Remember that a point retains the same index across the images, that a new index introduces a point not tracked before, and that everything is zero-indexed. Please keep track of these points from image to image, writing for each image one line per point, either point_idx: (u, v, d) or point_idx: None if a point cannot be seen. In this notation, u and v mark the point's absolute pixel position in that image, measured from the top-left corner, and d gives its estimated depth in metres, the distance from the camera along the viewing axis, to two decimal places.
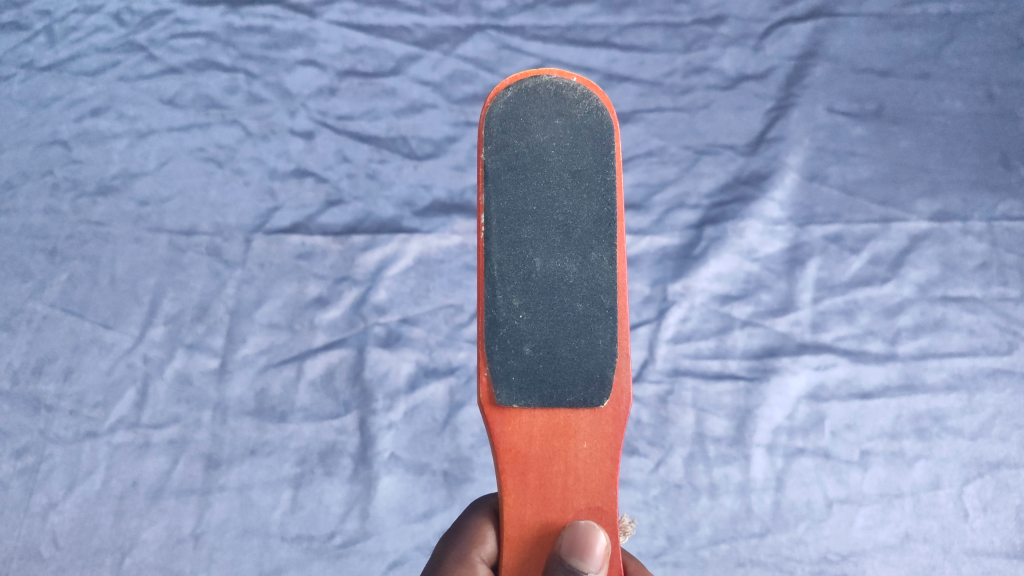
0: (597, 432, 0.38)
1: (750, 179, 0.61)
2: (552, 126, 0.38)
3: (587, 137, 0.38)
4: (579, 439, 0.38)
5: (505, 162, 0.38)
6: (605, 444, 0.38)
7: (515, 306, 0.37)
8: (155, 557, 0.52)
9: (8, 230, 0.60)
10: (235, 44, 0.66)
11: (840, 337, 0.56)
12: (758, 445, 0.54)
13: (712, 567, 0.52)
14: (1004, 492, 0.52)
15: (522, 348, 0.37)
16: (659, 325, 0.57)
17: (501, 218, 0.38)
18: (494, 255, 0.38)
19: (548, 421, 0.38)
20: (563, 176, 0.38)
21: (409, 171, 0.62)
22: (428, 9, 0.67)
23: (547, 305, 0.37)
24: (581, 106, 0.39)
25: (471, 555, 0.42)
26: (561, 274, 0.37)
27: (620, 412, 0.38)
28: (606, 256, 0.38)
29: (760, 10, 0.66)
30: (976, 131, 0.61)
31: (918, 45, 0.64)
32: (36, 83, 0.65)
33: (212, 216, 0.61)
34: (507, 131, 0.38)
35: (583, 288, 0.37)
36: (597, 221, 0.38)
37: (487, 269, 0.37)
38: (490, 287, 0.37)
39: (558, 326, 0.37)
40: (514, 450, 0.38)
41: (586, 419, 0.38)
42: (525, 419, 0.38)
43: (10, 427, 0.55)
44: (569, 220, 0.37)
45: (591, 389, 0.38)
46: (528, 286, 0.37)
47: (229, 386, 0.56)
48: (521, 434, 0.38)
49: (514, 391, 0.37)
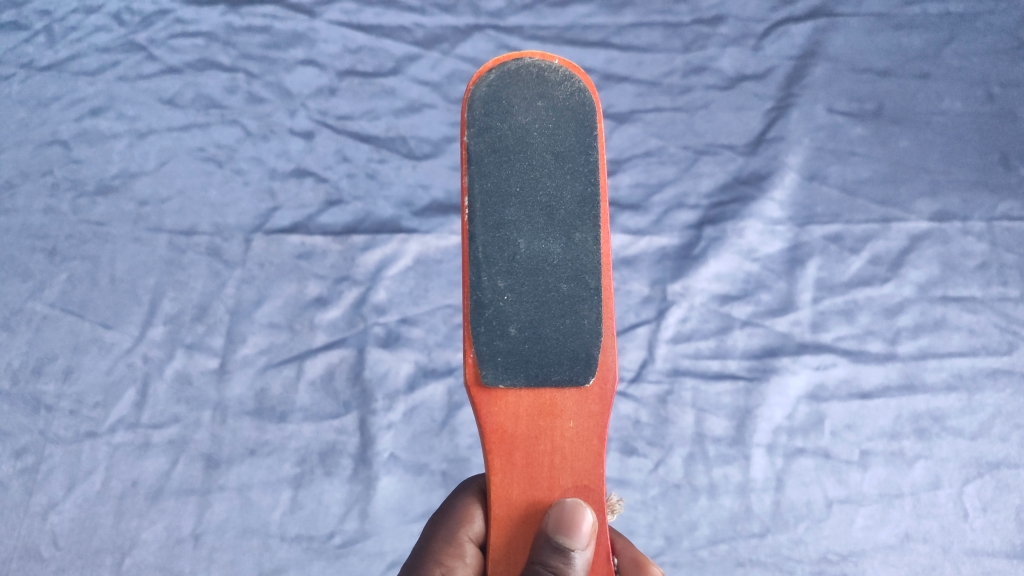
0: (583, 411, 0.38)
1: (749, 179, 0.61)
2: (535, 108, 0.38)
3: (570, 118, 0.38)
4: (565, 418, 0.38)
5: (488, 144, 0.38)
6: (591, 423, 0.38)
7: (500, 287, 0.37)
8: (155, 557, 0.52)
9: (8, 230, 0.60)
10: (235, 44, 0.66)
11: (840, 337, 0.56)
12: (758, 445, 0.54)
13: (712, 567, 0.52)
14: (1005, 492, 0.52)
15: (508, 329, 0.37)
16: (658, 325, 0.57)
17: (484, 200, 0.37)
18: (478, 237, 0.37)
19: (534, 401, 0.38)
20: (546, 157, 0.38)
21: (409, 171, 0.62)
22: (427, 9, 0.67)
23: (532, 286, 0.37)
24: (564, 88, 0.39)
25: (459, 535, 0.43)
26: (546, 255, 0.37)
27: (606, 391, 0.38)
28: (591, 237, 0.38)
29: (760, 9, 0.66)
30: (976, 131, 0.61)
31: (918, 45, 0.64)
32: (36, 83, 0.65)
33: (212, 216, 0.61)
34: (490, 114, 0.38)
35: (568, 268, 0.37)
36: (580, 202, 0.38)
37: (472, 251, 0.37)
38: (475, 270, 0.37)
39: (544, 306, 0.37)
40: (500, 431, 0.38)
41: (572, 399, 0.38)
42: (511, 400, 0.38)
43: (10, 427, 0.55)
44: (553, 202, 0.37)
45: (578, 368, 0.38)
46: (513, 268, 0.37)
47: (229, 386, 0.56)
48: (507, 414, 0.38)
49: (500, 371, 0.37)
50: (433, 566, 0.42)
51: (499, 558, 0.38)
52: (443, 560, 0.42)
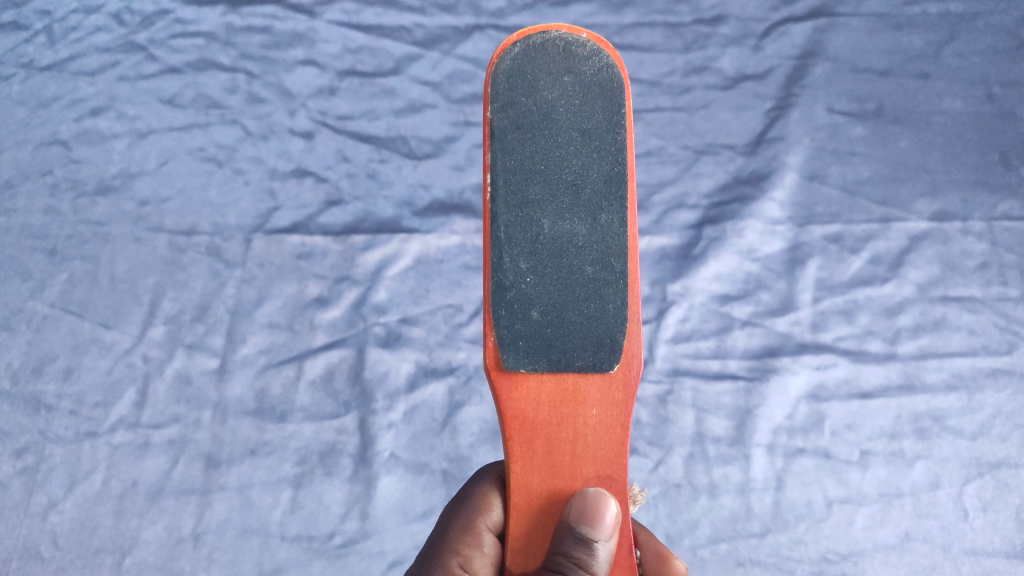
0: (607, 398, 0.38)
1: (750, 179, 0.61)
2: (561, 83, 0.38)
3: (598, 94, 0.38)
4: (588, 405, 0.38)
5: (512, 120, 0.38)
6: (615, 411, 0.38)
7: (522, 269, 0.37)
8: (155, 557, 0.52)
9: (8, 230, 0.60)
10: (235, 44, 0.66)
11: (840, 337, 0.56)
12: (758, 445, 0.54)
13: (712, 567, 0.51)
14: (1004, 492, 0.51)
15: (530, 313, 0.37)
16: (659, 325, 0.57)
17: (508, 178, 0.37)
18: (501, 217, 0.37)
19: (556, 387, 0.38)
20: (572, 135, 0.37)
21: (409, 171, 0.62)
22: (427, 9, 0.67)
23: (556, 268, 0.37)
24: (592, 63, 0.38)
25: (477, 524, 0.42)
26: (571, 236, 0.37)
27: (630, 378, 0.38)
28: (617, 218, 0.38)
29: (759, 9, 0.66)
30: (976, 131, 0.61)
31: (918, 45, 0.64)
32: (36, 83, 0.65)
33: (213, 215, 0.61)
34: (514, 88, 0.38)
35: (593, 250, 0.37)
36: (607, 182, 0.38)
37: (494, 232, 0.37)
38: (496, 250, 0.37)
39: (568, 290, 0.37)
40: (520, 417, 0.38)
41: (595, 385, 0.38)
42: (533, 385, 0.38)
43: (10, 427, 0.55)
44: (579, 181, 0.37)
45: (601, 354, 0.38)
46: (536, 249, 0.37)
47: (229, 386, 0.56)
48: (529, 400, 0.38)
49: (522, 355, 0.37)
50: (450, 556, 0.42)
51: (518, 548, 0.38)
52: (460, 548, 0.42)
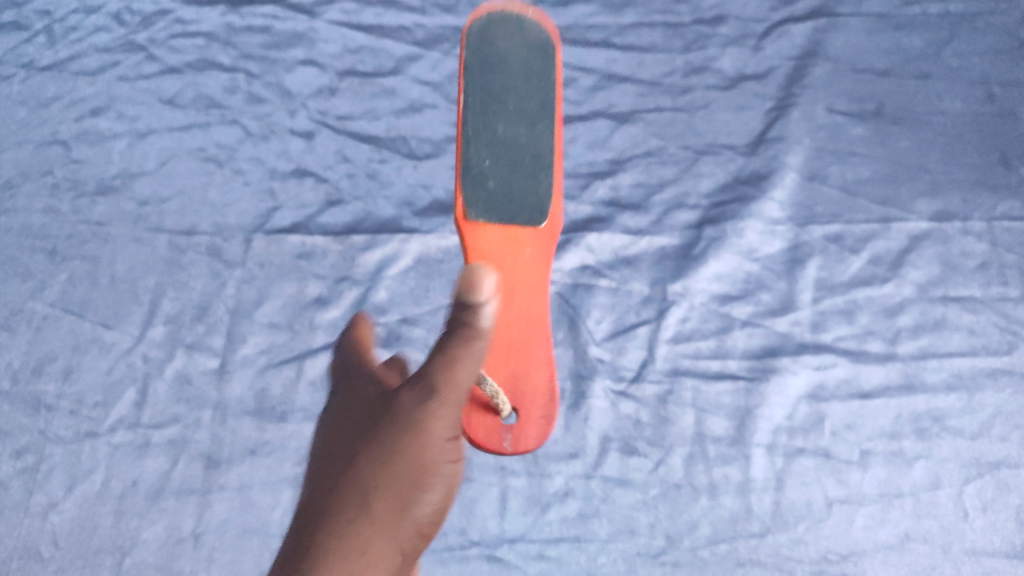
0: (540, 240, 0.47)
1: (750, 179, 0.61)
2: (513, 41, 0.50)
3: (536, 51, 0.50)
4: (524, 245, 0.47)
5: (478, 64, 0.49)
6: (545, 246, 0.48)
7: (483, 157, 0.47)
8: (155, 557, 0.52)
9: (8, 230, 0.60)
10: (235, 44, 0.67)
11: (840, 337, 0.56)
12: (758, 445, 0.53)
13: (712, 567, 0.50)
14: (1004, 491, 0.51)
15: (487, 182, 0.46)
16: (659, 325, 0.57)
17: (477, 100, 0.48)
18: (470, 120, 0.47)
19: (503, 235, 0.46)
20: (519, 77, 0.49)
21: (409, 171, 0.62)
22: (427, 8, 0.68)
23: (509, 161, 0.47)
24: (533, 31, 0.50)
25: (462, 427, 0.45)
26: (516, 139, 0.47)
27: (554, 232, 0.48)
28: (549, 131, 0.49)
29: (760, 10, 0.67)
30: (976, 132, 0.61)
31: (918, 46, 0.65)
32: (36, 83, 0.66)
33: (213, 215, 0.61)
34: (480, 47, 0.49)
35: (532, 149, 0.48)
36: (543, 107, 0.49)
37: (463, 128, 0.47)
38: (466, 144, 0.47)
39: (514, 170, 0.47)
40: (476, 251, 0.46)
41: (530, 233, 0.47)
42: (488, 233, 0.46)
43: (11, 427, 0.55)
44: (521, 106, 0.48)
45: (536, 215, 0.47)
46: (495, 144, 0.47)
47: (229, 386, 0.56)
48: (484, 240, 0.46)
49: (481, 211, 0.46)
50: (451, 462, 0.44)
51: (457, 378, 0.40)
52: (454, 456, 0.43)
